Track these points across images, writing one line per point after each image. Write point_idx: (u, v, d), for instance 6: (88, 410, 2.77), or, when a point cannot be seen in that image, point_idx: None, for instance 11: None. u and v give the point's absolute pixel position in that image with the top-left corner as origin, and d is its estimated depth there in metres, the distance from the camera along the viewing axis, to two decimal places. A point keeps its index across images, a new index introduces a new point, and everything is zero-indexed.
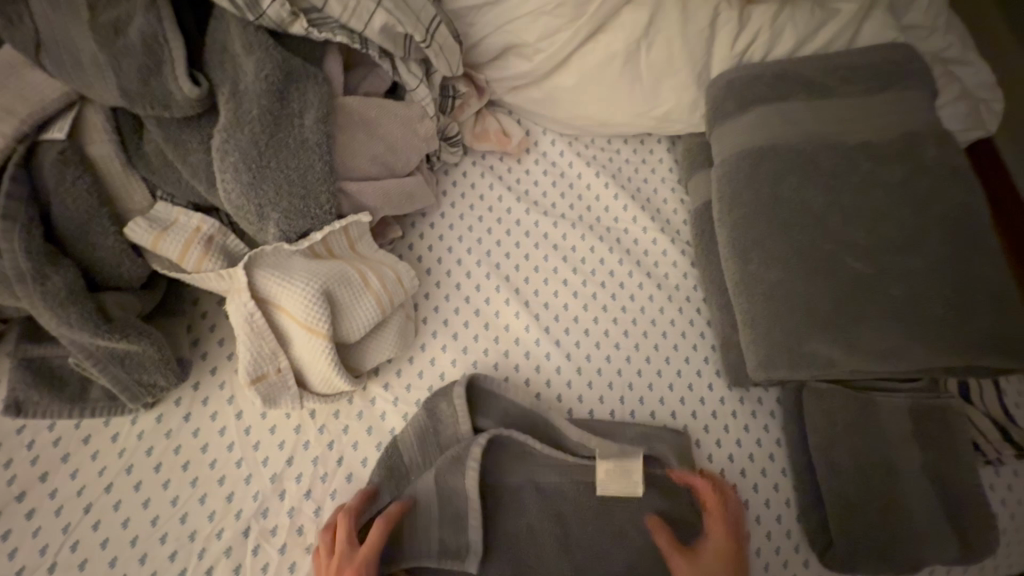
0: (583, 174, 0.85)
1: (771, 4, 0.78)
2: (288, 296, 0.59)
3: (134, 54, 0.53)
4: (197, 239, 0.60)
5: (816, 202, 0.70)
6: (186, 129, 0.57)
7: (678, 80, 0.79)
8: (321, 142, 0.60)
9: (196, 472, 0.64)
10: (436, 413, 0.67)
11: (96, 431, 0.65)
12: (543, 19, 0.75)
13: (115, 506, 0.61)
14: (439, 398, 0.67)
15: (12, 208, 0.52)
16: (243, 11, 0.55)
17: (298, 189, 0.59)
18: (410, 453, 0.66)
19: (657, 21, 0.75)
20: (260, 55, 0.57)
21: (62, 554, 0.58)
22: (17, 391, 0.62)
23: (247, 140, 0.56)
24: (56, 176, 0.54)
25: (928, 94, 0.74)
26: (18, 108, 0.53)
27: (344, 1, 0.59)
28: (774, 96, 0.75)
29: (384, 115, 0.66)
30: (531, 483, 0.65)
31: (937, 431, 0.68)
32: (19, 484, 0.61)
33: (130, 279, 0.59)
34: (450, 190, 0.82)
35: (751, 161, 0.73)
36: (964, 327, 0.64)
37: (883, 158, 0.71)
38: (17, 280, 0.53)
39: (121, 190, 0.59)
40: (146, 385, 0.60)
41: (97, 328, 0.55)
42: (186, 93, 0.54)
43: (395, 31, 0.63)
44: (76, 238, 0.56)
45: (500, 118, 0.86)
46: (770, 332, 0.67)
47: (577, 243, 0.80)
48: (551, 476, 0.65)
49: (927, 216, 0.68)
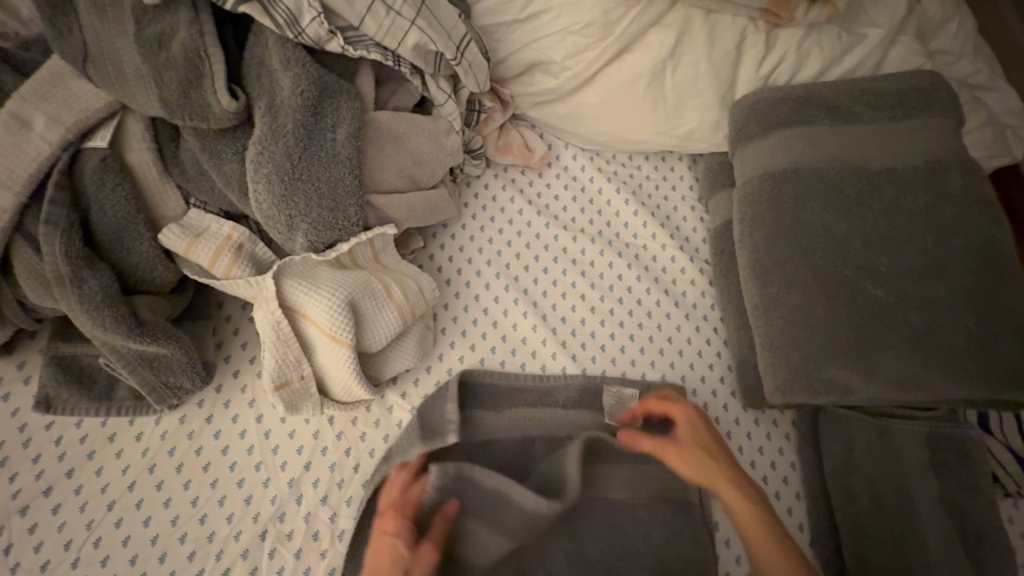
0: (603, 189, 0.86)
1: (799, 28, 0.78)
2: (313, 305, 0.61)
3: (178, 67, 0.55)
4: (228, 247, 0.61)
5: (838, 227, 0.70)
6: (222, 140, 0.59)
7: (702, 100, 0.79)
8: (351, 155, 0.61)
9: (216, 474, 0.65)
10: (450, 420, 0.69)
11: (120, 429, 0.66)
12: (571, 38, 0.76)
13: (137, 504, 0.63)
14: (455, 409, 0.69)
15: (54, 214, 0.54)
16: (283, 29, 0.57)
17: (328, 201, 0.60)
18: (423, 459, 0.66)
19: (684, 42, 0.76)
20: (298, 70, 0.58)
21: (85, 550, 0.60)
22: (48, 388, 0.65)
23: (281, 153, 0.58)
24: (97, 183, 0.56)
25: (956, 121, 0.74)
26: (64, 117, 0.55)
27: (380, 20, 0.60)
28: (799, 119, 0.75)
29: (412, 130, 0.67)
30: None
31: (956, 461, 0.68)
32: (46, 479, 0.63)
33: (161, 283, 0.61)
34: (472, 202, 0.83)
35: (774, 184, 0.73)
36: (987, 360, 0.63)
37: (908, 185, 0.70)
38: (57, 283, 0.54)
39: (157, 197, 0.60)
40: (172, 387, 0.61)
41: (129, 330, 0.56)
42: (225, 107, 0.56)
43: (427, 48, 0.64)
44: (112, 243, 0.58)
45: (523, 132, 0.87)
46: (789, 356, 0.67)
47: (595, 258, 0.81)
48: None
49: (951, 243, 0.68)
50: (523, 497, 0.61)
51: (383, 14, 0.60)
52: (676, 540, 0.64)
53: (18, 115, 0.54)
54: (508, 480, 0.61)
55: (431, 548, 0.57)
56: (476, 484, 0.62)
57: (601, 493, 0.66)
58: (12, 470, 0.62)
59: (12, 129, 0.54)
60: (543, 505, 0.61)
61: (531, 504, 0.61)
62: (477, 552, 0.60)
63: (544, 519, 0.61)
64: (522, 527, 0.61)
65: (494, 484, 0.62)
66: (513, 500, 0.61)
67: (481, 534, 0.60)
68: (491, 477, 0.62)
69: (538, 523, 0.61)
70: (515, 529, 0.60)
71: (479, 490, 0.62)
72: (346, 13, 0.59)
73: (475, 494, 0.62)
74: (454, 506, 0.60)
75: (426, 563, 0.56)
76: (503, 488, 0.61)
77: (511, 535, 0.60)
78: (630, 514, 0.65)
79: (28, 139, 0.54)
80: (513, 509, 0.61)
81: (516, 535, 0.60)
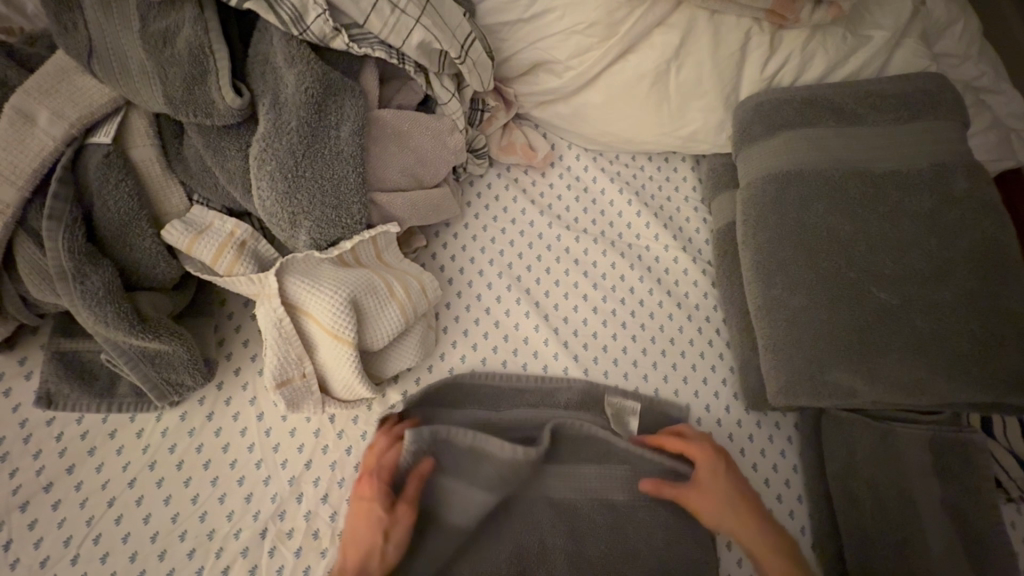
0: (606, 190, 0.86)
1: (803, 29, 0.77)
2: (315, 303, 0.60)
3: (182, 64, 0.55)
4: (230, 244, 0.61)
5: (842, 229, 0.70)
6: (226, 136, 0.59)
7: (706, 102, 0.79)
8: (355, 153, 0.60)
9: (217, 471, 0.65)
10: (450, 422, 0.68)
11: (121, 426, 0.66)
12: (575, 38, 0.76)
13: (137, 501, 0.63)
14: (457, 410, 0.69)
15: (57, 209, 0.54)
16: (288, 26, 0.57)
17: (331, 198, 0.60)
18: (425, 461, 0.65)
19: (688, 43, 0.76)
20: (302, 67, 0.58)
21: (85, 547, 0.60)
22: (49, 383, 0.65)
23: (285, 150, 0.58)
24: (100, 178, 0.56)
25: (961, 124, 0.74)
26: (68, 112, 0.55)
27: (385, 18, 0.60)
28: (803, 120, 0.75)
29: (416, 128, 0.67)
30: (546, 497, 0.65)
31: (959, 465, 0.67)
32: (47, 475, 0.63)
33: (163, 280, 0.60)
34: (475, 201, 0.83)
35: (778, 185, 0.73)
36: (991, 364, 0.63)
37: (913, 188, 0.70)
38: (59, 279, 0.54)
39: (160, 193, 0.60)
40: (174, 384, 0.61)
41: (131, 326, 0.56)
42: (229, 103, 0.56)
43: (432, 47, 0.64)
44: (115, 239, 0.57)
45: (527, 132, 0.87)
46: (792, 358, 0.67)
47: (598, 259, 0.81)
48: (563, 489, 0.65)
49: (955, 246, 0.67)
50: (500, 452, 0.63)
51: (387, 12, 0.60)
52: (678, 541, 0.64)
53: (22, 110, 0.54)
54: (482, 437, 0.63)
55: (407, 506, 0.60)
56: (451, 444, 0.63)
57: (602, 495, 0.65)
58: (13, 466, 0.63)
59: (16, 124, 0.54)
60: (519, 455, 0.63)
61: (507, 457, 0.63)
62: (455, 503, 0.62)
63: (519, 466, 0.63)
64: (501, 479, 0.63)
65: (469, 443, 0.63)
66: (488, 455, 0.63)
67: (459, 488, 0.62)
68: (465, 436, 0.63)
69: (515, 474, 0.63)
70: (494, 482, 0.63)
71: (455, 449, 0.63)
72: (351, 10, 0.59)
73: (449, 453, 0.63)
74: (428, 463, 0.62)
75: (404, 521, 0.59)
76: (479, 445, 0.63)
77: (490, 487, 0.62)
78: (632, 516, 0.65)
79: (32, 134, 0.54)
80: (491, 463, 0.63)
81: (496, 488, 0.63)
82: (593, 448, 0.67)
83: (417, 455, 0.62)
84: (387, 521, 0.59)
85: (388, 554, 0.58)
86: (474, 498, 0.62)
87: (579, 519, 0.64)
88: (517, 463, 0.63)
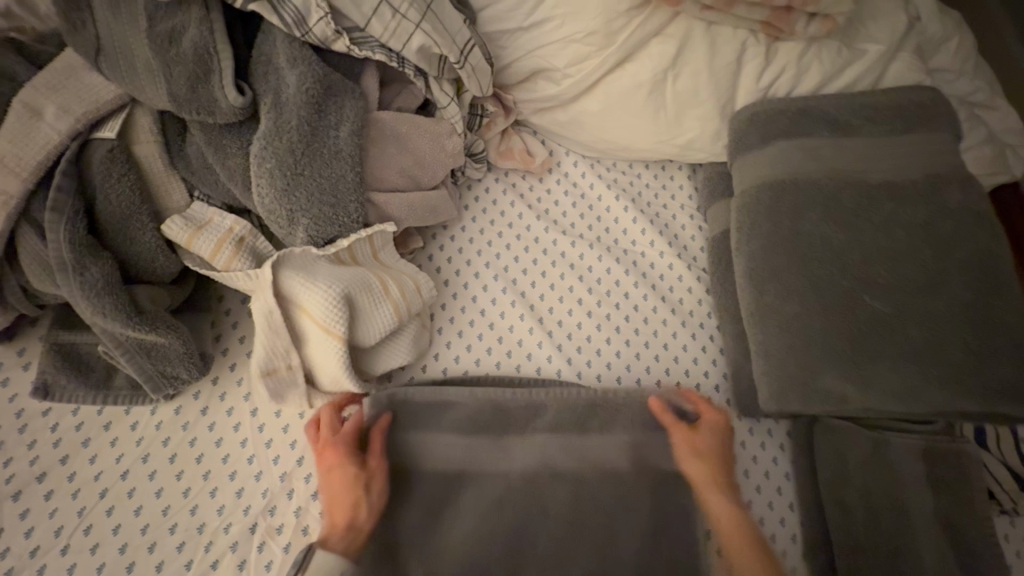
0: (603, 196, 0.87)
1: (800, 41, 0.79)
2: (310, 296, 0.61)
3: (186, 62, 0.56)
4: (229, 240, 0.62)
5: (835, 238, 0.70)
6: (227, 134, 0.60)
7: (702, 111, 0.80)
8: (354, 153, 0.62)
9: (209, 465, 0.66)
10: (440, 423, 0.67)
11: (116, 418, 0.67)
12: (573, 46, 0.77)
13: (129, 493, 0.63)
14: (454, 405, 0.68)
15: (60, 201, 0.55)
16: (291, 28, 0.58)
17: (328, 197, 0.61)
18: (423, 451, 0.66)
19: (685, 53, 0.77)
20: (304, 69, 0.59)
21: (75, 537, 0.61)
22: (46, 375, 0.66)
23: (285, 149, 0.59)
24: (103, 172, 0.57)
25: (954, 137, 0.75)
26: (74, 107, 0.57)
27: (386, 22, 0.61)
28: (797, 131, 0.76)
29: (415, 130, 0.68)
30: (547, 470, 0.66)
31: (951, 476, 0.67)
32: (40, 465, 0.64)
33: (162, 274, 0.61)
34: (472, 204, 0.84)
35: (772, 194, 0.74)
36: (982, 374, 0.63)
37: (906, 199, 0.71)
38: (59, 269, 0.55)
39: (161, 188, 0.61)
40: (169, 377, 0.61)
41: (129, 318, 0.57)
42: (232, 102, 0.57)
43: (431, 51, 0.65)
44: (115, 232, 0.58)
45: (525, 137, 0.88)
46: (783, 365, 0.67)
47: (593, 263, 0.81)
48: (564, 461, 0.66)
49: (949, 257, 0.68)
50: (458, 400, 0.68)
51: (389, 17, 0.61)
52: (671, 536, 0.64)
53: (29, 104, 0.55)
54: (439, 388, 0.68)
55: (377, 457, 0.64)
56: (413, 401, 0.68)
57: (602, 468, 0.67)
58: (7, 455, 0.64)
59: (23, 118, 0.55)
60: (475, 397, 0.69)
61: (464, 401, 0.68)
62: (429, 455, 0.66)
63: (478, 411, 0.68)
64: (466, 425, 0.67)
65: (427, 395, 0.68)
66: (448, 403, 0.68)
67: (428, 440, 0.66)
68: (424, 391, 0.68)
69: (476, 417, 0.68)
70: (457, 426, 0.67)
71: (418, 405, 0.68)
72: (352, 14, 0.60)
73: (410, 408, 0.67)
74: (388, 417, 0.66)
75: (378, 468, 0.63)
76: (438, 397, 0.68)
77: (454, 431, 0.67)
78: (637, 491, 0.66)
79: (38, 127, 0.55)
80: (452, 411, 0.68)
81: (462, 431, 0.67)
82: (558, 421, 0.68)
83: (377, 411, 0.66)
84: (361, 474, 0.62)
85: (374, 501, 0.62)
86: (448, 444, 0.66)
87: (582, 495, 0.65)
88: (476, 406, 0.69)
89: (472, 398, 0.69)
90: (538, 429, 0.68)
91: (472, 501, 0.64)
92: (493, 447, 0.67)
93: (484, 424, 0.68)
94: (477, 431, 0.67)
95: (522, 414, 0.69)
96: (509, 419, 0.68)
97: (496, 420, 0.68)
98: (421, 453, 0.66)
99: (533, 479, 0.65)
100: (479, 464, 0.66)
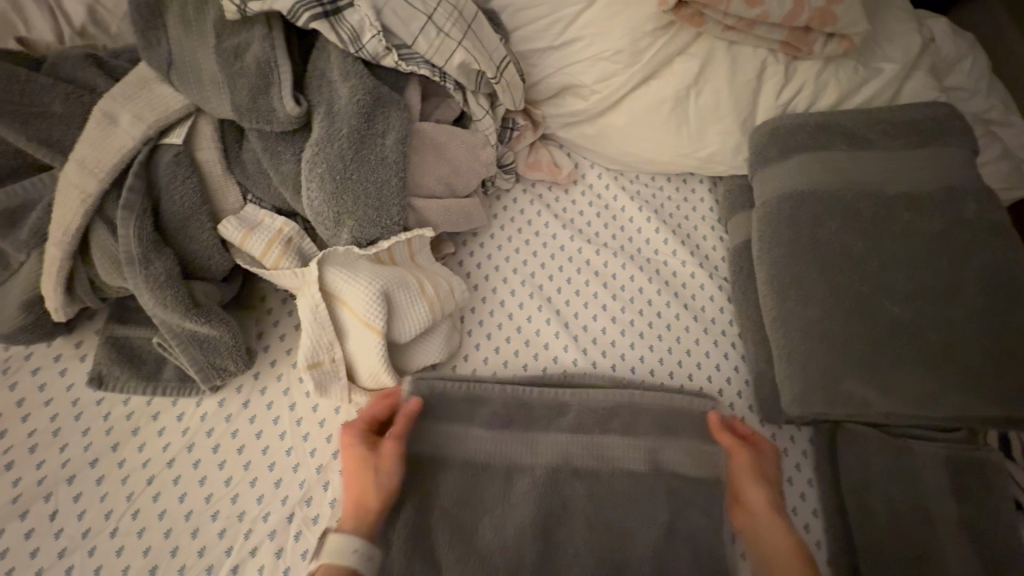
0: (626, 208, 0.90)
1: (817, 60, 0.82)
2: (351, 291, 0.65)
3: (249, 76, 0.61)
4: (279, 240, 0.66)
5: (855, 246, 0.73)
6: (282, 142, 0.65)
7: (723, 125, 0.83)
8: (397, 160, 0.66)
9: (249, 456, 0.69)
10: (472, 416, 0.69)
11: (164, 409, 0.71)
12: (601, 64, 0.82)
13: (175, 480, 0.67)
14: (485, 400, 0.70)
15: (131, 200, 0.60)
16: (346, 44, 0.64)
17: (373, 200, 0.65)
18: (450, 443, 0.67)
19: (707, 71, 0.81)
20: (355, 81, 0.64)
21: (124, 521, 0.64)
22: (102, 366, 0.70)
23: (335, 155, 0.63)
24: (170, 174, 0.62)
25: (971, 152, 0.77)
26: (146, 115, 0.61)
27: (431, 40, 0.66)
28: (816, 144, 0.79)
29: (452, 141, 0.73)
30: (569, 465, 0.67)
31: (974, 484, 0.68)
32: (92, 451, 0.68)
33: (217, 270, 0.65)
34: (501, 213, 0.88)
35: (792, 204, 0.76)
36: (1004, 379, 0.64)
37: (925, 210, 0.73)
38: (126, 263, 0.59)
39: (218, 191, 0.66)
40: (218, 368, 0.65)
41: (187, 310, 0.61)
42: (288, 111, 0.62)
43: (471, 67, 0.69)
44: (177, 230, 0.63)
45: (552, 150, 0.92)
46: (806, 369, 0.69)
47: (617, 270, 0.84)
48: (585, 457, 0.68)
49: (967, 265, 0.70)
50: (489, 396, 0.71)
51: (433, 35, 0.66)
52: (690, 537, 0.65)
53: (108, 113, 0.61)
54: (473, 384, 0.71)
55: (392, 440, 0.63)
56: (446, 397, 0.70)
57: (622, 464, 0.68)
58: (64, 441, 0.68)
59: (102, 125, 0.60)
60: (506, 393, 0.71)
61: (494, 396, 0.71)
62: (463, 450, 0.67)
63: (504, 407, 0.70)
64: (495, 420, 0.69)
65: (462, 391, 0.70)
66: (480, 399, 0.70)
67: (459, 434, 0.68)
68: (457, 387, 0.70)
69: (505, 414, 0.70)
70: (489, 420, 0.69)
71: (452, 399, 0.70)
72: (401, 33, 0.65)
73: (444, 402, 0.69)
74: (414, 403, 0.66)
75: (392, 450, 0.63)
76: (471, 393, 0.71)
77: (485, 426, 0.68)
78: (654, 483, 0.67)
79: (115, 134, 0.60)
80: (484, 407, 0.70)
81: (493, 425, 0.69)
82: (581, 419, 0.70)
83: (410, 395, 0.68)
84: (370, 456, 0.62)
85: (382, 483, 0.61)
86: (480, 438, 0.68)
87: (603, 487, 0.66)
88: (505, 402, 0.71)
89: (503, 395, 0.71)
90: (560, 425, 0.69)
91: (492, 490, 0.65)
92: (519, 442, 0.68)
93: (512, 419, 0.69)
94: (505, 427, 0.69)
95: (546, 409, 0.70)
96: (534, 415, 0.70)
97: (523, 416, 0.70)
98: (453, 446, 0.67)
99: (554, 472, 0.67)
100: (504, 457, 0.67)
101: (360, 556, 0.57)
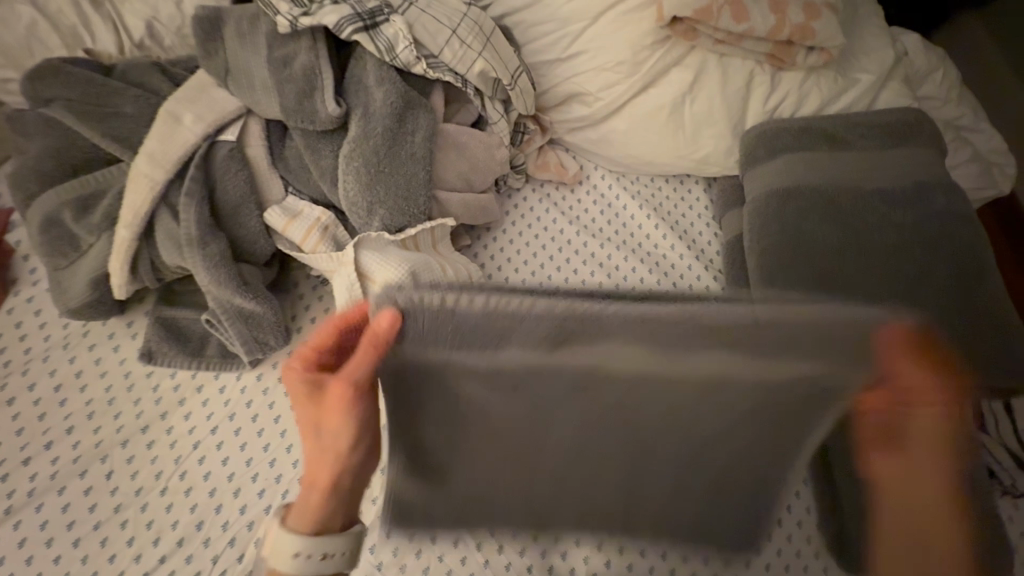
0: (628, 206, 0.98)
1: (800, 70, 0.91)
2: (381, 271, 0.69)
3: (297, 82, 0.70)
4: (317, 227, 0.73)
5: (836, 236, 0.80)
6: (323, 140, 0.73)
7: (716, 129, 0.91)
8: (424, 155, 0.74)
9: (285, 425, 0.75)
10: (502, 338, 0.48)
11: (206, 382, 0.78)
12: (604, 73, 0.90)
13: (218, 446, 0.73)
14: (523, 322, 0.47)
15: (192, 189, 0.68)
16: (381, 54, 0.72)
17: (403, 191, 0.73)
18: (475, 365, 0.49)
19: (700, 79, 0.89)
20: (389, 86, 0.73)
21: (173, 480, 0.71)
22: (151, 342, 0.77)
23: (371, 151, 0.71)
24: (225, 168, 0.70)
25: (938, 152, 0.85)
26: (205, 115, 0.70)
27: (455, 51, 0.75)
28: (800, 145, 0.87)
29: (471, 141, 0.81)
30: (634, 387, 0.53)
31: None
32: (144, 419, 0.74)
33: (261, 254, 0.73)
34: (512, 210, 0.96)
35: (779, 199, 0.84)
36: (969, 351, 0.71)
37: (899, 203, 0.81)
38: (186, 244, 0.67)
39: (264, 184, 0.73)
40: (261, 342, 0.72)
41: (238, 286, 0.69)
42: (330, 112, 0.70)
43: (489, 75, 0.78)
44: (229, 218, 0.71)
45: (559, 153, 1.00)
46: None
47: (620, 263, 0.91)
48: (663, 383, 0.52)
49: (937, 253, 0.77)
50: (527, 313, 0.47)
51: (457, 47, 0.75)
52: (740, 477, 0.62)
53: (172, 113, 0.69)
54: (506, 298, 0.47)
55: (339, 384, 0.53)
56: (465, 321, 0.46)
57: (705, 390, 0.52)
58: (118, 410, 0.74)
59: (167, 123, 0.69)
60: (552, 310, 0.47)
61: (533, 314, 0.47)
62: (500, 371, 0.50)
63: (552, 326, 0.47)
64: (540, 340, 0.48)
65: (485, 307, 0.46)
66: (513, 317, 0.47)
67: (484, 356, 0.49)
68: (480, 303, 0.46)
69: (550, 332, 0.47)
70: (532, 340, 0.48)
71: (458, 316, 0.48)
72: (429, 45, 0.74)
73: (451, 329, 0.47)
74: (385, 321, 0.47)
75: (337, 401, 0.54)
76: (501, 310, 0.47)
77: (523, 347, 0.48)
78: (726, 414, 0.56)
79: (178, 131, 0.69)
80: (521, 323, 0.47)
81: (537, 347, 0.49)
82: (656, 351, 0.49)
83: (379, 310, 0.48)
84: (325, 402, 0.55)
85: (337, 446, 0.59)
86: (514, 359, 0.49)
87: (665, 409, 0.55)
88: (554, 320, 0.47)
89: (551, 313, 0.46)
90: (633, 341, 0.48)
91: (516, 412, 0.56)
92: (574, 362, 0.49)
93: (566, 337, 0.48)
94: (557, 346, 0.48)
95: (615, 329, 0.48)
96: (600, 331, 0.48)
97: (577, 334, 0.48)
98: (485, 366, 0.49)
99: (602, 406, 0.55)
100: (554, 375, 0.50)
101: (304, 559, 0.56)
